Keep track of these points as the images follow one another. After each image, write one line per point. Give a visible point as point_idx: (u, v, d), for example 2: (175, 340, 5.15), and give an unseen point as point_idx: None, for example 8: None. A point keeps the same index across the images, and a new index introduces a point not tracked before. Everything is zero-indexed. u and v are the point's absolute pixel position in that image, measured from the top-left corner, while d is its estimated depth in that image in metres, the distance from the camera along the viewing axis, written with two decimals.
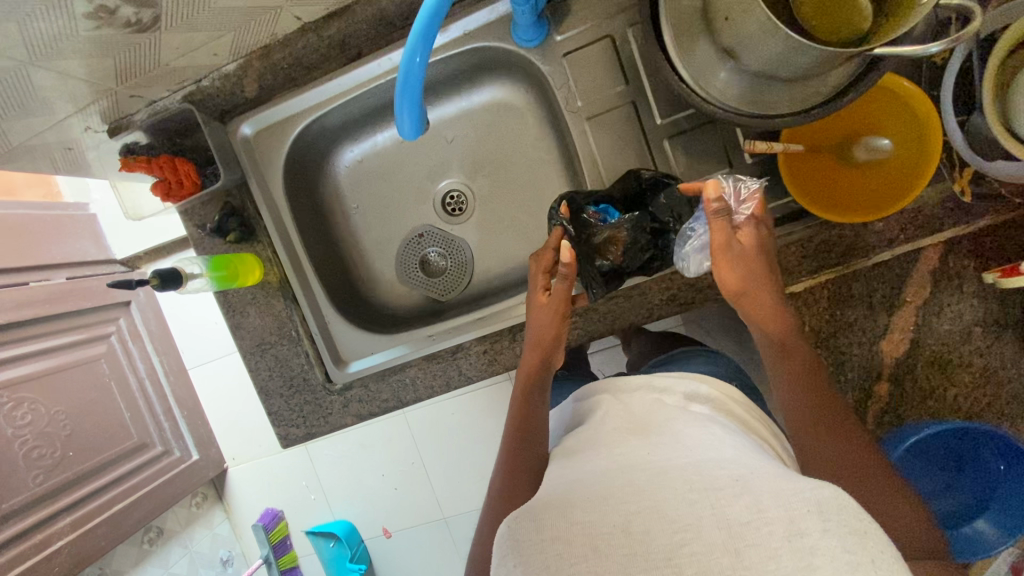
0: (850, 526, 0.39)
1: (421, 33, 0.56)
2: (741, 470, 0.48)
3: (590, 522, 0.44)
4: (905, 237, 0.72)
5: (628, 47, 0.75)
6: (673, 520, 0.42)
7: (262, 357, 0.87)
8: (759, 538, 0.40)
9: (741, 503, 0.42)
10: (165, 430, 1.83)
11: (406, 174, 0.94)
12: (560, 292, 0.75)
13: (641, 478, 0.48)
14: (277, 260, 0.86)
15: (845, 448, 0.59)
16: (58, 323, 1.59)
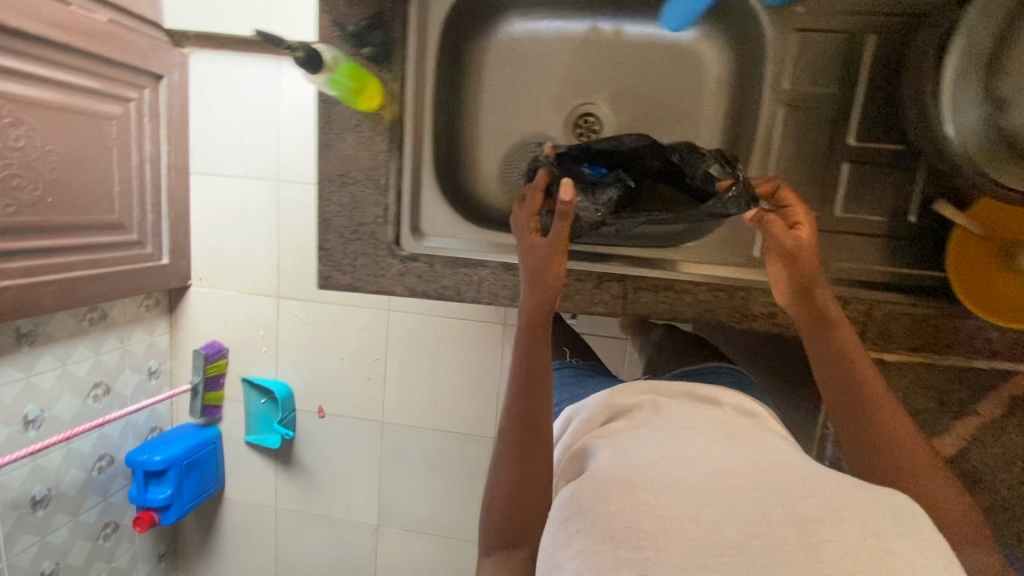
0: (929, 541, 0.47)
1: None
2: (802, 479, 0.54)
3: (661, 503, 0.53)
4: (1009, 356, 0.82)
5: (860, 53, 0.78)
6: (744, 516, 0.50)
7: (339, 190, 0.79)
8: (834, 534, 0.47)
9: (811, 503, 0.50)
10: (146, 222, 1.72)
11: (557, 73, 0.87)
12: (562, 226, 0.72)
13: (700, 471, 0.57)
14: (401, 97, 0.77)
15: (882, 435, 0.74)
16: (82, 64, 1.44)
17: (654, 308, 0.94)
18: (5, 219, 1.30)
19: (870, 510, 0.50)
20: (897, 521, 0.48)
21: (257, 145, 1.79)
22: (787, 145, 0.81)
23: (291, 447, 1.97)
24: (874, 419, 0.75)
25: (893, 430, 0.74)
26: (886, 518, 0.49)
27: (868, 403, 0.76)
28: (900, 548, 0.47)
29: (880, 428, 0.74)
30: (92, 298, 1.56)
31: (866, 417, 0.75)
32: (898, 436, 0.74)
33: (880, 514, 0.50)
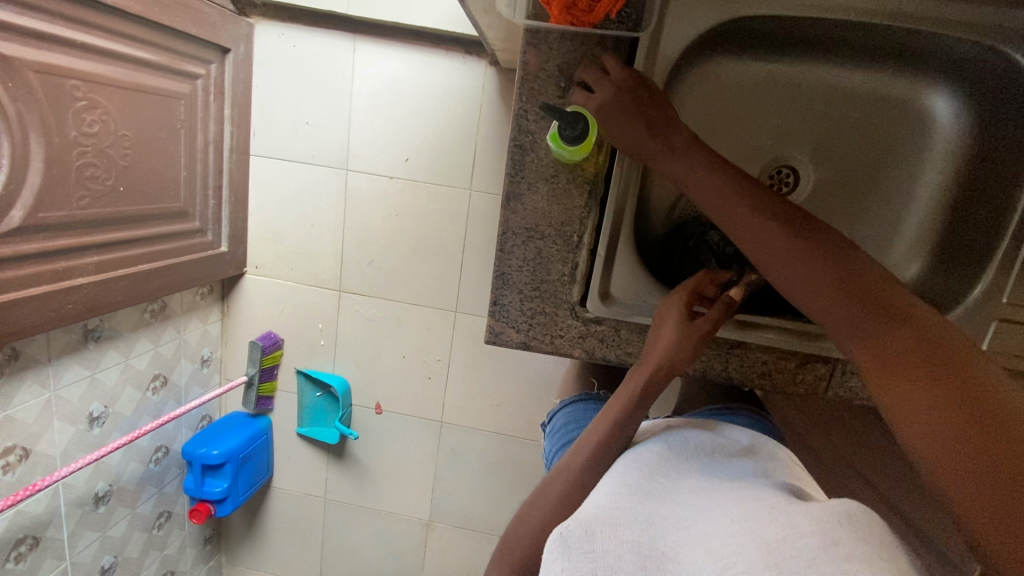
0: (887, 552, 0.52)
1: None
2: (773, 508, 0.60)
3: (645, 539, 0.60)
4: None
5: None
6: (715, 552, 0.56)
7: (524, 244, 0.74)
8: (793, 550, 0.53)
9: (780, 528, 0.56)
10: (208, 208, 1.61)
11: (768, 120, 0.84)
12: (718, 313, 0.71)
13: (676, 511, 0.64)
14: (609, 150, 0.71)
15: (949, 442, 0.51)
16: (152, 36, 1.30)
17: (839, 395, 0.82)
18: (80, 212, 1.19)
19: (826, 520, 0.56)
20: (853, 529, 0.54)
21: (326, 129, 1.67)
22: None
23: (345, 441, 1.93)
24: (916, 412, 0.54)
25: (964, 443, 0.50)
26: (838, 525, 0.54)
27: (918, 392, 0.54)
28: (859, 550, 0.52)
29: (946, 435, 0.51)
30: (159, 291, 1.47)
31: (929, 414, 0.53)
32: (1004, 462, 0.48)
33: (836, 524, 0.55)
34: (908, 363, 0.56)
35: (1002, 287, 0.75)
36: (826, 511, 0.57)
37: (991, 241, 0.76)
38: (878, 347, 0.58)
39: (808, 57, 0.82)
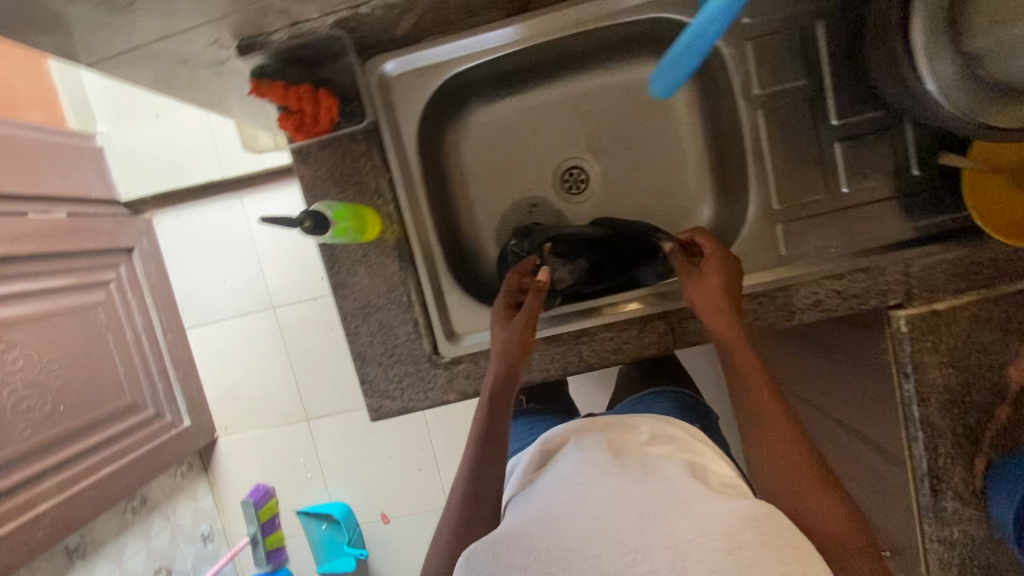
0: (780, 542, 0.51)
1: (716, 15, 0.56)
2: (682, 503, 0.56)
3: (550, 545, 0.53)
4: None
5: (816, 41, 0.69)
6: (624, 544, 0.52)
7: (365, 321, 0.79)
8: (700, 555, 0.49)
9: (684, 525, 0.52)
10: (158, 392, 1.68)
11: (533, 140, 0.87)
12: (533, 302, 0.74)
13: (596, 503, 0.58)
14: (398, 216, 0.77)
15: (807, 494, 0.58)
16: (52, 263, 1.43)
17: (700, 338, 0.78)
18: (25, 443, 1.28)
19: (729, 519, 0.53)
20: (752, 526, 0.51)
21: (241, 282, 1.79)
22: (780, 143, 0.72)
23: (366, 563, 1.91)
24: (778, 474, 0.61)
25: (819, 496, 0.58)
26: (744, 530, 0.51)
27: (787, 450, 0.61)
28: (760, 558, 0.49)
29: (808, 490, 0.58)
30: (129, 488, 1.54)
31: (787, 464, 0.60)
32: (776, 466, 0.61)
33: (738, 529, 0.51)
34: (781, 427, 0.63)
35: (770, 195, 0.74)
36: (728, 508, 0.54)
37: (746, 169, 0.75)
38: (757, 416, 0.65)
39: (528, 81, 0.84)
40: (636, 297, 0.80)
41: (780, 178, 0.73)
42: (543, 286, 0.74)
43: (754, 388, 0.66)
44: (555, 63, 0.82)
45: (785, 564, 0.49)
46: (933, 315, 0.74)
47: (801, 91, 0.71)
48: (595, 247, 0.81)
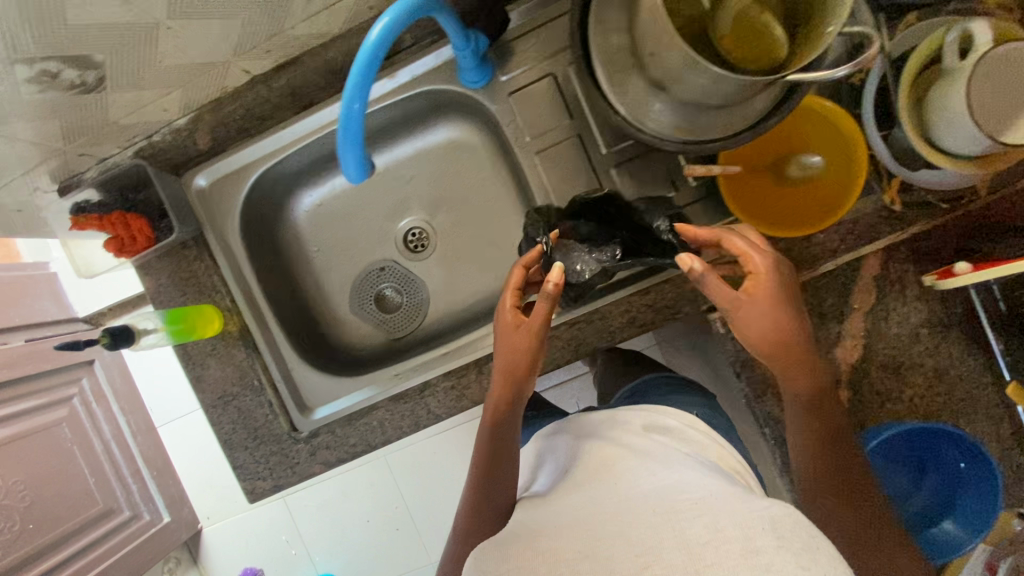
0: (800, 543, 0.43)
1: (360, 77, 0.52)
2: (699, 502, 0.48)
3: (557, 547, 0.46)
4: (847, 247, 0.73)
5: (570, 83, 0.75)
6: (636, 544, 0.43)
7: (225, 409, 0.84)
8: (715, 556, 0.41)
9: (700, 522, 0.44)
10: (133, 494, 1.69)
11: (367, 213, 0.93)
12: (541, 310, 0.61)
13: (609, 507, 0.52)
14: (237, 308, 0.83)
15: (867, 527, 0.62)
16: (26, 386, 1.45)
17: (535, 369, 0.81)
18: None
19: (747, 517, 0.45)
20: (773, 527, 0.43)
21: None
22: (559, 182, 0.77)
23: None
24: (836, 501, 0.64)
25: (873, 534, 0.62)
26: (764, 530, 0.43)
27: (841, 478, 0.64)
28: (778, 562, 0.41)
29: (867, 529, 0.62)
30: None
31: (863, 522, 0.62)
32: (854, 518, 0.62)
33: (760, 529, 0.43)
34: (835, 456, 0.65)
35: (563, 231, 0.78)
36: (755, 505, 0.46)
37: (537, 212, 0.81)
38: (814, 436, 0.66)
39: None
40: (484, 335, 0.82)
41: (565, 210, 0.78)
42: (552, 295, 0.59)
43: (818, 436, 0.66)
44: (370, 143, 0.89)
45: (807, 565, 0.41)
46: None
47: (569, 130, 0.76)
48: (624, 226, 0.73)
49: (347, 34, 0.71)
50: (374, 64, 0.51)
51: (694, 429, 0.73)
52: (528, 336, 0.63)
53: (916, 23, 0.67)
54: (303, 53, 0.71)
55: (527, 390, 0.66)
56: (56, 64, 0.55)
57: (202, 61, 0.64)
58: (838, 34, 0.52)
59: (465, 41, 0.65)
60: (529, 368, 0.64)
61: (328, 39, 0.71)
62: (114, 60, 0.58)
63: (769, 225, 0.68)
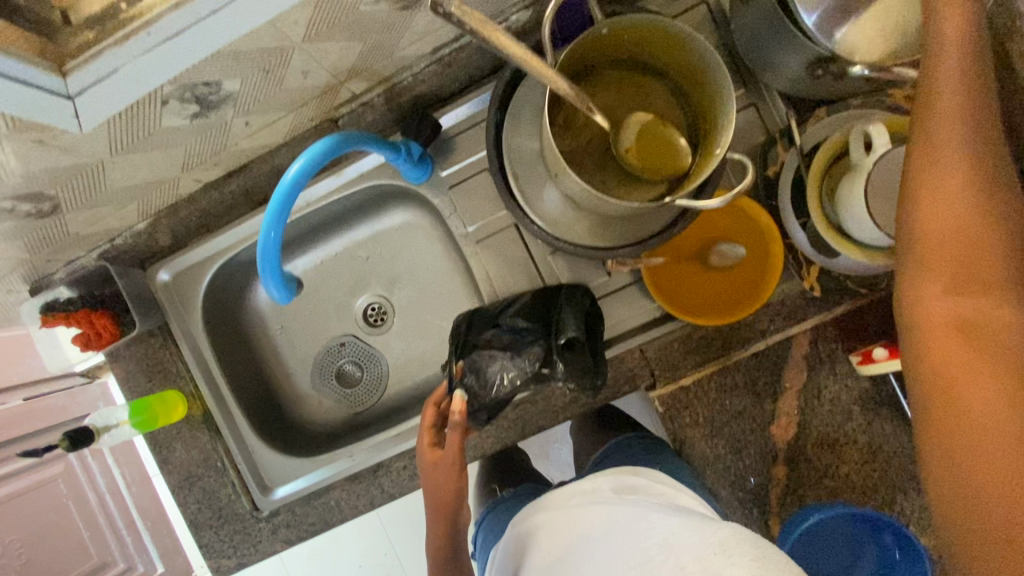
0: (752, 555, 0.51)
1: (273, 216, 0.58)
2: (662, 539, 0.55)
3: None
4: (776, 327, 0.75)
5: None
6: None
7: (191, 490, 0.87)
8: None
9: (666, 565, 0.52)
10: (127, 545, 1.53)
11: (328, 291, 0.96)
12: (455, 436, 0.68)
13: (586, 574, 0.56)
14: (200, 393, 0.88)
15: (985, 354, 0.41)
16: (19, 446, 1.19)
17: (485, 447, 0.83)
18: None
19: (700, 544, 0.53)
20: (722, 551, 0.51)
21: None
22: (499, 269, 0.82)
23: None
24: (940, 301, 0.44)
25: (991, 370, 0.40)
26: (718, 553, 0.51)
27: (977, 273, 0.43)
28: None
29: (993, 367, 0.40)
30: None
31: (950, 293, 0.43)
32: (947, 289, 0.44)
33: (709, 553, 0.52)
34: (1007, 245, 0.43)
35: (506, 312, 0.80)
36: (701, 535, 0.54)
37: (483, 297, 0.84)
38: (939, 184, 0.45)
39: (312, 241, 0.95)
40: None
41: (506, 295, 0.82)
42: (457, 423, 0.68)
43: (946, 178, 0.45)
44: (329, 226, 0.94)
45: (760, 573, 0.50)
46: (681, 390, 0.77)
47: (507, 221, 0.81)
48: (541, 325, 0.76)
49: (291, 143, 0.76)
50: (287, 200, 0.57)
51: (658, 483, 0.71)
52: (449, 468, 0.68)
53: (824, 116, 0.71)
54: (251, 162, 0.76)
55: (461, 512, 0.70)
56: (10, 202, 0.59)
57: (152, 180, 0.69)
58: (725, 156, 0.55)
59: (396, 152, 0.70)
60: (455, 493, 0.69)
61: (274, 148, 0.76)
62: (66, 191, 0.63)
63: (694, 313, 0.71)
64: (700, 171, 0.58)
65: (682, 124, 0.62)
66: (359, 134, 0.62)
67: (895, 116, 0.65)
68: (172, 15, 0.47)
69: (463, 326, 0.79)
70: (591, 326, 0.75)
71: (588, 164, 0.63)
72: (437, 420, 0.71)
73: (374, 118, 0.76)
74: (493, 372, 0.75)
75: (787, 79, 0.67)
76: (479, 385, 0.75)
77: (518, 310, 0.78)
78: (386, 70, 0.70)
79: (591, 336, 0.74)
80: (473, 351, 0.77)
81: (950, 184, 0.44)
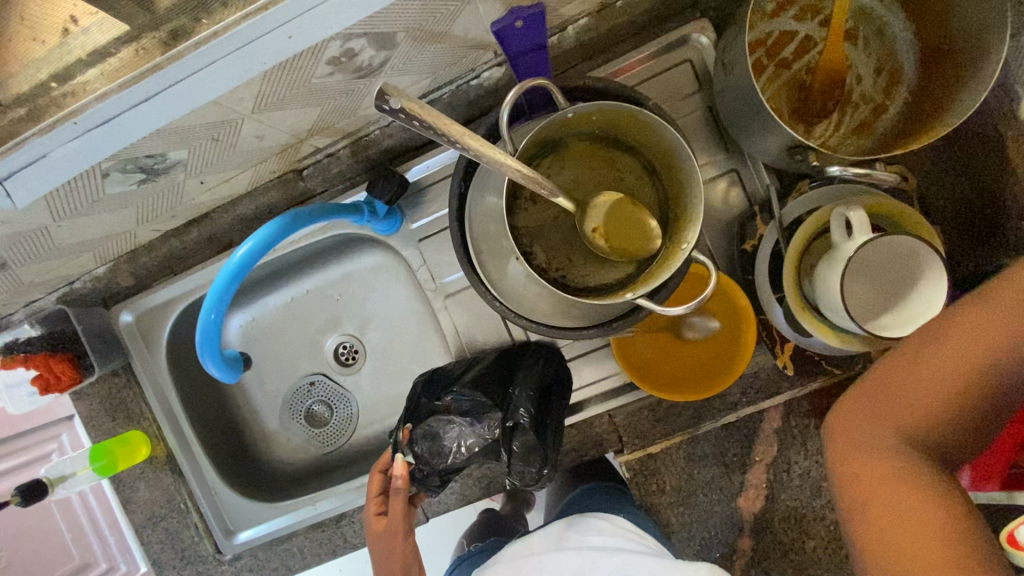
0: None
1: (217, 297, 0.59)
2: None
3: None
4: (747, 400, 0.73)
5: None
6: None
7: (154, 529, 0.87)
8: None
9: None
10: None
11: (299, 330, 0.94)
12: (399, 503, 0.71)
13: None
14: (164, 434, 0.87)
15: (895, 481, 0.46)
16: None
17: (450, 501, 0.82)
18: None
19: None
20: None
21: None
22: (468, 325, 0.80)
23: None
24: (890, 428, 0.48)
25: (916, 501, 0.45)
26: None
27: (940, 422, 0.47)
28: None
29: (893, 491, 0.46)
30: None
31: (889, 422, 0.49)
32: (889, 420, 0.49)
33: None
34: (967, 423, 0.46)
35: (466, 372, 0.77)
36: None
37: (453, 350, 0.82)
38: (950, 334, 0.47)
39: (283, 279, 0.93)
40: None
41: (474, 351, 0.80)
42: (400, 489, 0.70)
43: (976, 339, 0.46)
44: (301, 266, 0.92)
45: None
46: (648, 458, 0.76)
47: None
48: (499, 394, 0.74)
49: (253, 194, 0.73)
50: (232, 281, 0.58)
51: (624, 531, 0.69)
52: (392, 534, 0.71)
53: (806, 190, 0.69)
54: (212, 212, 0.74)
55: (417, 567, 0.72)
56: None
57: (106, 235, 0.67)
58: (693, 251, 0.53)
59: (358, 215, 0.70)
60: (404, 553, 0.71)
61: (236, 198, 0.73)
62: (12, 253, 0.61)
63: (663, 387, 0.69)
64: (668, 260, 0.55)
65: (654, 202, 0.59)
66: (313, 208, 0.63)
67: (876, 199, 0.62)
68: (99, 105, 0.44)
69: (420, 387, 0.77)
70: (548, 400, 0.73)
71: (556, 242, 0.60)
72: (382, 483, 0.74)
73: (339, 169, 0.73)
74: (448, 440, 0.73)
75: (767, 154, 0.64)
76: (433, 453, 0.73)
77: (476, 377, 0.75)
78: (351, 127, 0.67)
79: (549, 410, 0.72)
80: (429, 416, 0.74)
81: (960, 350, 0.46)
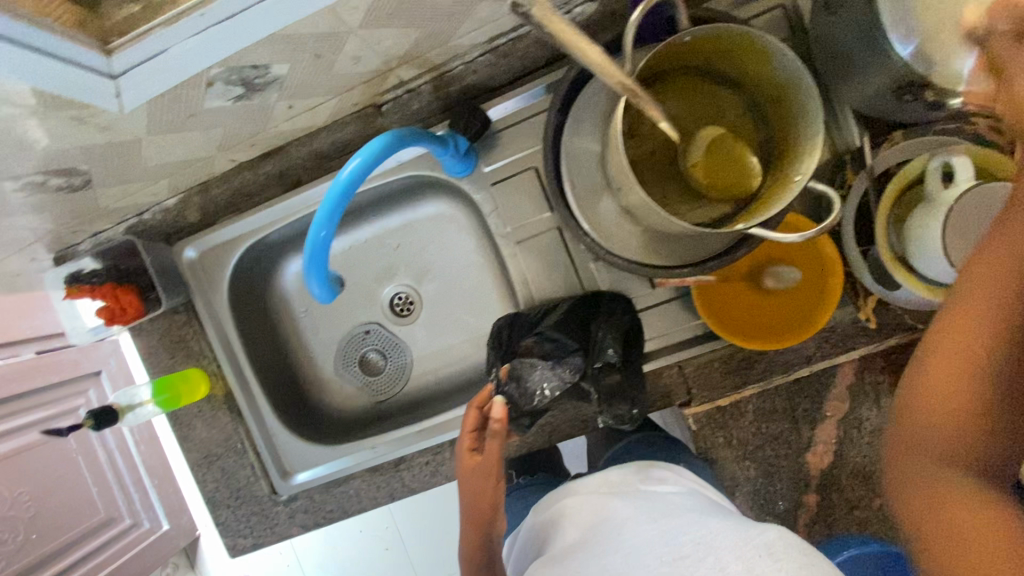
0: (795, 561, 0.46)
1: (329, 213, 0.59)
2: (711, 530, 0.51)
3: None
4: (821, 354, 0.73)
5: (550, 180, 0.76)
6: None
7: (209, 469, 0.87)
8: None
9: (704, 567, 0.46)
10: None
11: (356, 278, 0.93)
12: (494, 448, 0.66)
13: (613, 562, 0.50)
14: (222, 373, 0.87)
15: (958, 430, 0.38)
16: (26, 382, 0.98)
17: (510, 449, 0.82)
18: None
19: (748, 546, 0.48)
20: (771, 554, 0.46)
21: None
22: (537, 272, 0.79)
23: None
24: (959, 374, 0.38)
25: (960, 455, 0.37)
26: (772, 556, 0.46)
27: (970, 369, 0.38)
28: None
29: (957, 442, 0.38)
30: None
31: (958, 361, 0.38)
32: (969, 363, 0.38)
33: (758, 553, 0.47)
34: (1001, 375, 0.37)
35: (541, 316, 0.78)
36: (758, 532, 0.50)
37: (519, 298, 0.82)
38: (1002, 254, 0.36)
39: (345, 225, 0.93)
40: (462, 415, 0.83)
41: (542, 299, 0.79)
42: (498, 432, 0.65)
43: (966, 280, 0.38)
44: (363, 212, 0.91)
45: None
46: (717, 411, 0.75)
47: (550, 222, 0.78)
48: (579, 338, 0.75)
49: (331, 127, 0.72)
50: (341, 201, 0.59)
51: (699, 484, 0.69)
52: (483, 476, 0.66)
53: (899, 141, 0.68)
54: (289, 144, 0.72)
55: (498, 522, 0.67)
56: (43, 176, 0.56)
57: (188, 159, 0.66)
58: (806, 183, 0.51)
59: (442, 147, 0.69)
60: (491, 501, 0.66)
61: (314, 130, 0.72)
62: (101, 167, 0.60)
63: (743, 336, 0.69)
64: (773, 195, 0.54)
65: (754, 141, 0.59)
66: (412, 133, 0.62)
67: (976, 150, 0.61)
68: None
69: (501, 331, 0.79)
70: (629, 345, 0.75)
71: (652, 177, 0.58)
72: (477, 423, 0.69)
73: (419, 105, 0.72)
74: (533, 382, 0.73)
75: (864, 99, 0.63)
76: (519, 394, 0.73)
77: (556, 322, 0.76)
78: (438, 59, 0.66)
79: (631, 355, 0.75)
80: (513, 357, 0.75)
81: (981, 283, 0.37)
